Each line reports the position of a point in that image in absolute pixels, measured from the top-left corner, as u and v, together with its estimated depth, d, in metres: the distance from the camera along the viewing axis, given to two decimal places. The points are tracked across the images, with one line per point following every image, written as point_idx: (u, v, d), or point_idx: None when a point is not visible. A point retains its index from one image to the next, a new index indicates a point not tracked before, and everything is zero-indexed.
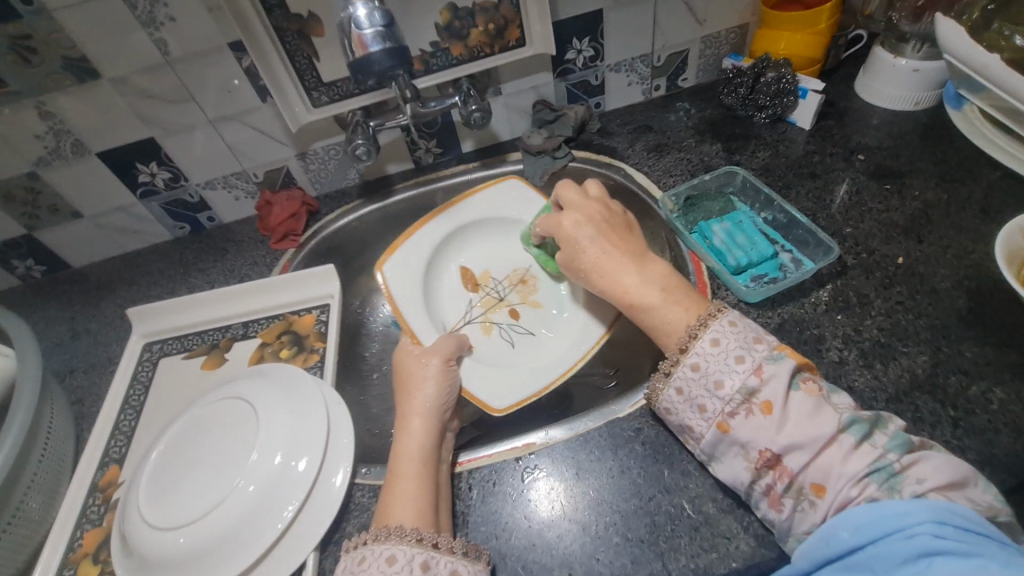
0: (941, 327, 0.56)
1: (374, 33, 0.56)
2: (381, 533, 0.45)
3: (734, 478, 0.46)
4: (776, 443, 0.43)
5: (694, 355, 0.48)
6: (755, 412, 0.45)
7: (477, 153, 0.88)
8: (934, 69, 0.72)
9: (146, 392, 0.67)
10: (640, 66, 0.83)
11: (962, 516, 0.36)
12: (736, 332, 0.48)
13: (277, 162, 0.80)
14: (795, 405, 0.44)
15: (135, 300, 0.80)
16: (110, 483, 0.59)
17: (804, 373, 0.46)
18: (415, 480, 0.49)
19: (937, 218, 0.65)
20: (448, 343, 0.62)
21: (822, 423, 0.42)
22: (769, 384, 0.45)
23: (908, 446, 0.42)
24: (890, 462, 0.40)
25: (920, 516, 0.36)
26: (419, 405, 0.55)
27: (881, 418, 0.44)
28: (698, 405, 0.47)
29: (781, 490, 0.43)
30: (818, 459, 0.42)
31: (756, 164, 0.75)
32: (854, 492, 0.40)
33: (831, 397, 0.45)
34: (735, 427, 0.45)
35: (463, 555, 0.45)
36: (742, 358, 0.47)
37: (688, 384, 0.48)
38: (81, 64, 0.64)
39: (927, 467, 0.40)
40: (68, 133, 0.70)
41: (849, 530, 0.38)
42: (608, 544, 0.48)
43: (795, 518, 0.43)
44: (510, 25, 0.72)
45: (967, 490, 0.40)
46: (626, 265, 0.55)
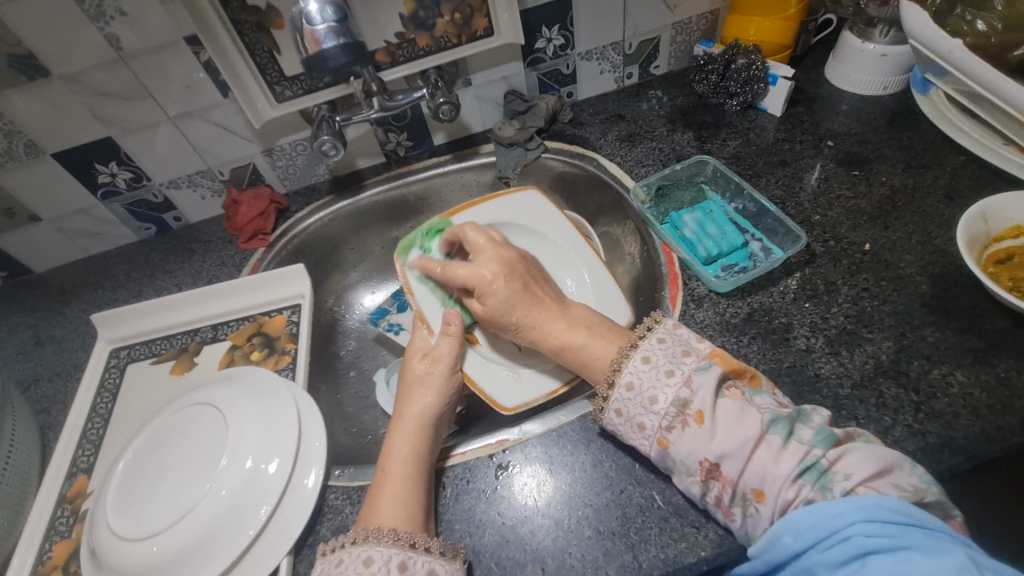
0: (905, 313, 0.57)
1: (328, 28, 0.54)
2: (359, 535, 0.45)
3: (687, 488, 0.46)
4: (712, 452, 0.43)
5: (626, 375, 0.48)
6: (690, 423, 0.44)
7: (449, 145, 0.86)
8: (901, 54, 0.72)
9: (114, 400, 0.66)
10: (611, 54, 0.82)
11: (891, 508, 0.36)
12: (665, 346, 0.48)
13: (242, 159, 0.78)
14: (722, 413, 0.44)
15: (99, 304, 0.78)
16: (79, 493, 0.58)
17: (730, 380, 0.46)
18: (402, 482, 0.49)
19: (903, 204, 0.65)
20: (452, 347, 0.58)
21: (747, 426, 0.42)
22: (699, 394, 0.45)
23: (832, 439, 0.42)
24: (817, 459, 0.40)
25: (851, 516, 0.37)
26: (416, 413, 0.54)
27: (803, 413, 0.44)
28: (637, 424, 0.47)
29: (727, 499, 0.43)
30: (750, 463, 0.42)
31: (727, 152, 0.75)
32: (789, 495, 0.40)
33: (755, 398, 0.45)
34: (674, 441, 0.45)
35: (440, 554, 0.45)
36: (672, 371, 0.47)
37: (625, 404, 0.48)
38: (28, 62, 0.62)
39: (852, 460, 0.40)
40: (20, 134, 0.67)
41: (791, 535, 0.38)
42: (580, 537, 0.48)
43: (749, 524, 0.43)
44: (476, 14, 0.71)
45: (893, 476, 0.40)
46: (549, 316, 0.56)
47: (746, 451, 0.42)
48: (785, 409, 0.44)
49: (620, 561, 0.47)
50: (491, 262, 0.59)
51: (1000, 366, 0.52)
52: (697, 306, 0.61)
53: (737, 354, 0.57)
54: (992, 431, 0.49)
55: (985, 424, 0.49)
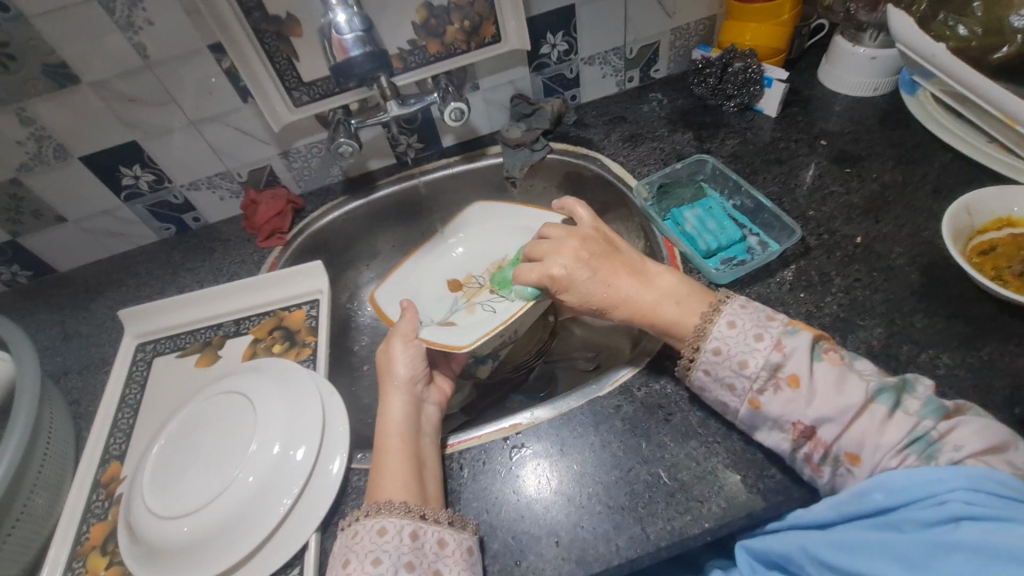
0: (895, 301, 0.60)
1: (354, 37, 0.57)
2: (372, 508, 0.48)
3: (775, 445, 0.49)
4: (807, 416, 0.47)
5: (712, 340, 0.51)
6: (782, 386, 0.48)
7: (458, 147, 0.90)
8: (890, 57, 0.76)
9: (142, 391, 0.69)
10: (614, 59, 0.85)
11: (1001, 483, 0.39)
12: (748, 312, 0.52)
13: (259, 161, 0.82)
14: (820, 376, 0.47)
15: (124, 301, 0.81)
16: (112, 479, 0.61)
17: (824, 343, 0.49)
18: (399, 453, 0.53)
19: (893, 199, 0.69)
20: (410, 321, 0.64)
21: (850, 394, 0.46)
22: (792, 359, 0.48)
23: (941, 411, 0.44)
24: (928, 429, 0.43)
25: (953, 483, 0.40)
26: (394, 386, 0.58)
27: (908, 383, 0.47)
28: (726, 383, 0.51)
29: (818, 458, 0.47)
30: (849, 428, 0.45)
31: (725, 152, 0.78)
32: (893, 462, 0.44)
33: (854, 363, 0.48)
34: (765, 402, 0.49)
35: (449, 525, 0.49)
36: (761, 335, 0.50)
37: (714, 366, 0.51)
38: (60, 70, 0.65)
39: (964, 434, 0.43)
40: (49, 138, 0.71)
41: (883, 492, 0.43)
42: (592, 512, 0.51)
43: (836, 479, 0.47)
44: (485, 22, 0.74)
45: (1009, 454, 0.42)
46: (633, 283, 0.57)
47: (846, 418, 0.45)
48: (891, 379, 0.47)
49: (629, 533, 0.50)
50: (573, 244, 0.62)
51: (984, 349, 0.55)
52: None
53: None
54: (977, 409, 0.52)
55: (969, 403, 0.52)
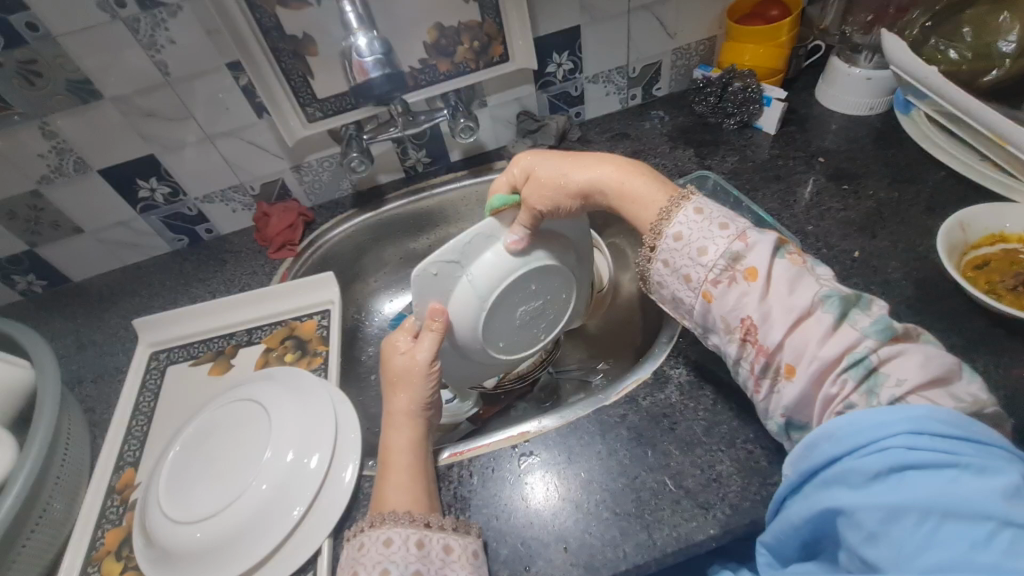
0: (892, 314, 0.62)
1: (374, 60, 0.59)
2: (376, 519, 0.49)
3: (724, 350, 0.48)
4: (755, 313, 0.45)
5: (676, 226, 0.51)
6: (739, 279, 0.46)
7: (465, 162, 0.92)
8: (883, 78, 0.79)
9: (156, 399, 0.70)
10: (617, 78, 0.88)
11: (942, 421, 0.35)
12: (700, 221, 0.50)
13: (272, 174, 0.84)
14: (779, 273, 0.45)
15: (137, 310, 0.83)
16: (127, 485, 0.62)
17: (789, 247, 0.48)
18: (406, 470, 0.54)
19: (889, 215, 0.71)
20: (434, 341, 0.59)
21: (801, 296, 0.44)
22: (753, 251, 0.46)
23: (890, 333, 0.41)
24: (867, 353, 0.40)
25: (897, 428, 0.36)
26: (404, 409, 0.58)
27: (864, 300, 0.44)
28: (683, 275, 0.50)
29: (760, 369, 0.45)
30: (794, 334, 0.43)
31: (726, 168, 0.81)
32: (833, 389, 0.41)
33: (816, 270, 0.47)
34: (718, 295, 0.47)
35: (455, 531, 0.50)
36: (725, 225, 0.49)
37: (673, 255, 0.50)
38: (84, 86, 0.68)
39: (903, 365, 0.40)
40: (70, 151, 0.73)
41: (829, 441, 0.38)
42: (599, 518, 0.52)
43: (772, 396, 0.45)
44: (494, 42, 0.77)
45: (952, 387, 0.40)
46: (598, 160, 0.58)
47: (793, 321, 0.43)
48: (847, 292, 0.44)
49: (636, 539, 0.51)
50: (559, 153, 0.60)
51: (978, 360, 0.57)
52: None
53: None
54: None
55: None
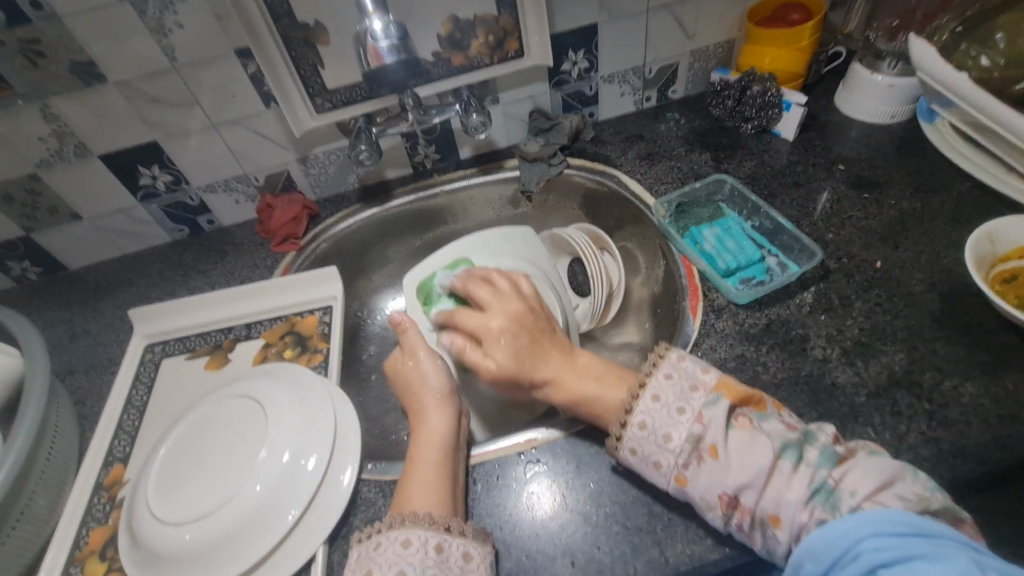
0: (916, 327, 0.59)
1: (389, 44, 0.57)
2: (395, 520, 0.47)
3: (708, 520, 0.47)
4: (728, 486, 0.44)
5: (638, 414, 0.49)
6: (704, 459, 0.46)
7: (475, 159, 0.90)
8: (907, 85, 0.77)
9: (149, 392, 0.68)
10: (633, 78, 0.86)
11: (896, 521, 0.39)
12: (672, 383, 0.50)
13: (277, 166, 0.82)
14: (733, 443, 0.46)
15: (133, 301, 0.81)
16: (115, 481, 0.60)
17: (740, 408, 0.48)
18: (431, 468, 0.52)
19: (912, 225, 0.69)
20: (416, 334, 0.62)
21: (758, 454, 0.44)
22: (710, 428, 0.46)
23: (834, 458, 0.44)
24: (823, 479, 0.43)
25: (859, 533, 0.39)
26: (432, 398, 0.58)
27: (811, 434, 0.46)
28: (654, 462, 0.48)
29: (747, 525, 0.45)
30: (766, 490, 0.44)
31: (743, 173, 0.78)
32: (805, 516, 0.42)
33: (763, 424, 0.47)
34: (691, 479, 0.46)
35: (473, 537, 0.47)
36: (682, 408, 0.48)
37: (640, 443, 0.49)
38: (87, 68, 0.66)
39: (856, 476, 0.42)
40: (71, 135, 0.71)
41: (811, 560, 0.40)
42: (608, 532, 0.50)
43: (769, 544, 0.44)
44: (509, 37, 0.75)
45: (897, 488, 0.42)
46: (560, 366, 0.55)
47: (762, 479, 0.44)
48: (795, 432, 0.46)
49: (647, 556, 0.48)
50: (499, 309, 0.58)
51: (1008, 379, 0.54)
52: (717, 317, 0.64)
53: (756, 363, 0.59)
54: (1002, 441, 0.51)
55: (994, 433, 0.51)
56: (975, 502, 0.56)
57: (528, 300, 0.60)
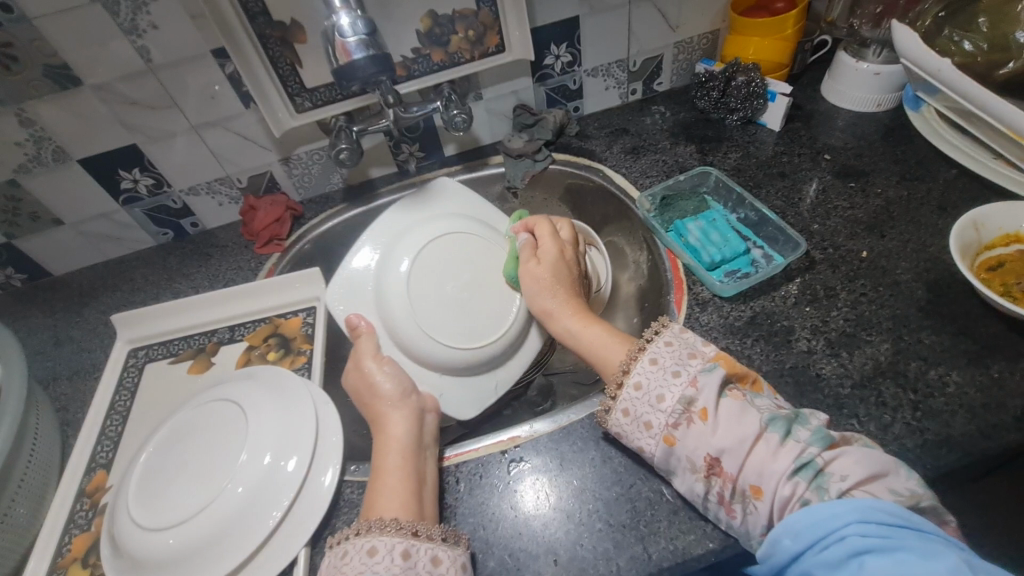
0: (902, 316, 0.59)
1: (357, 40, 0.56)
2: (364, 526, 0.47)
3: (690, 488, 0.47)
4: (712, 448, 0.45)
5: (635, 375, 0.51)
6: (694, 420, 0.47)
7: (460, 156, 0.89)
8: (894, 73, 0.76)
9: (132, 398, 0.67)
10: (616, 71, 0.85)
11: (886, 512, 0.38)
12: (672, 350, 0.51)
13: (260, 167, 0.81)
14: (724, 411, 0.46)
15: (118, 306, 0.80)
16: (98, 488, 0.59)
17: (733, 383, 0.48)
18: (390, 472, 0.51)
19: (898, 214, 0.68)
20: (370, 340, 0.63)
21: (747, 424, 0.45)
22: (703, 393, 0.47)
23: (827, 440, 0.43)
24: (813, 457, 0.42)
25: (847, 517, 0.38)
26: (384, 403, 0.57)
27: (804, 415, 0.46)
28: (644, 422, 0.49)
29: (728, 496, 0.45)
30: (748, 460, 0.44)
31: (728, 165, 0.78)
32: (787, 491, 0.42)
33: (756, 400, 0.47)
34: (679, 438, 0.47)
35: (443, 541, 0.47)
36: (678, 372, 0.49)
37: (634, 403, 0.50)
38: (62, 72, 0.65)
39: (848, 463, 0.42)
40: (49, 140, 0.70)
41: (790, 537, 0.40)
42: (591, 530, 0.50)
43: (748, 521, 0.44)
44: (489, 31, 0.74)
45: (890, 482, 0.42)
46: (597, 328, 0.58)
47: (744, 448, 0.44)
48: (784, 410, 0.46)
49: (630, 553, 0.48)
50: (551, 252, 0.64)
51: (994, 367, 0.54)
52: (701, 310, 0.63)
53: (741, 356, 0.59)
54: (988, 430, 0.50)
55: (980, 422, 0.51)
56: (964, 491, 0.56)
57: (565, 245, 0.65)
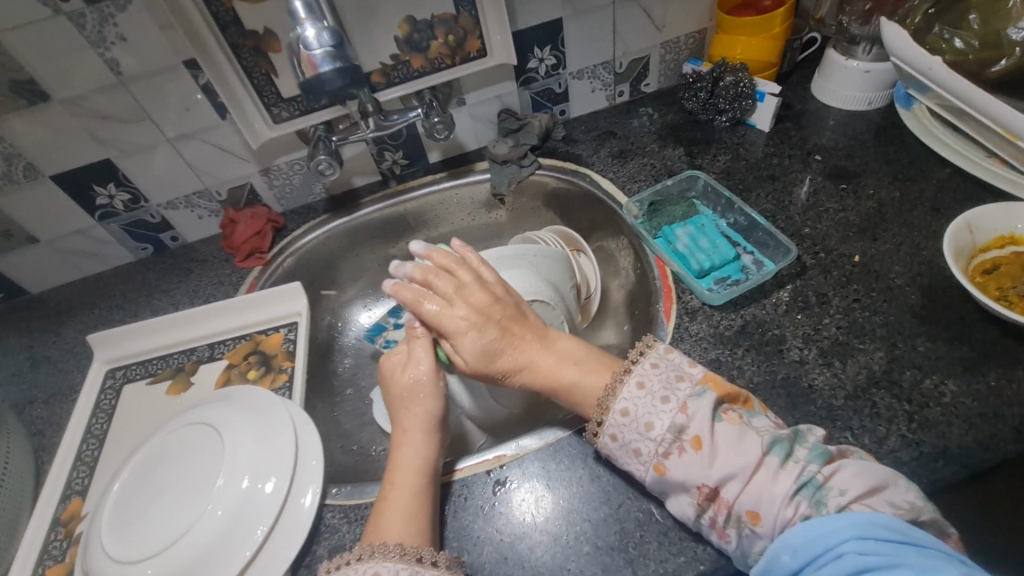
0: (896, 323, 0.57)
1: (325, 53, 0.55)
2: (364, 552, 0.45)
3: (681, 511, 0.45)
4: (712, 478, 0.43)
5: (621, 400, 0.48)
6: (686, 448, 0.45)
7: (444, 163, 0.87)
8: (884, 71, 0.74)
9: (109, 420, 0.66)
10: (602, 73, 0.84)
11: (885, 527, 0.37)
12: (658, 371, 0.49)
13: (238, 179, 0.79)
14: (721, 434, 0.44)
15: (95, 324, 0.78)
16: (73, 516, 0.58)
17: (726, 403, 0.47)
18: (407, 492, 0.50)
19: (891, 216, 0.66)
20: (424, 346, 0.57)
21: (747, 451, 0.43)
22: (695, 418, 0.45)
23: (826, 456, 0.43)
24: (813, 474, 0.42)
25: (844, 534, 0.37)
26: (419, 422, 0.54)
27: (801, 433, 0.45)
28: (633, 448, 0.47)
29: (721, 519, 0.43)
30: (750, 484, 0.43)
31: (717, 167, 0.76)
32: (788, 513, 0.41)
33: (752, 421, 0.46)
34: (670, 467, 0.45)
35: (446, 567, 0.45)
36: (667, 398, 0.47)
37: (620, 429, 0.48)
38: (29, 87, 0.63)
39: (847, 476, 0.42)
40: (19, 157, 0.68)
41: (788, 553, 0.39)
42: (579, 553, 0.48)
43: (743, 544, 0.43)
44: (470, 36, 0.73)
45: (889, 494, 0.41)
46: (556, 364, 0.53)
47: (746, 473, 0.43)
48: (783, 430, 0.45)
49: None
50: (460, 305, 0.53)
51: (991, 374, 0.53)
52: (691, 320, 0.62)
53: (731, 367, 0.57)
54: (985, 440, 0.49)
55: (977, 433, 0.49)
56: (960, 500, 0.54)
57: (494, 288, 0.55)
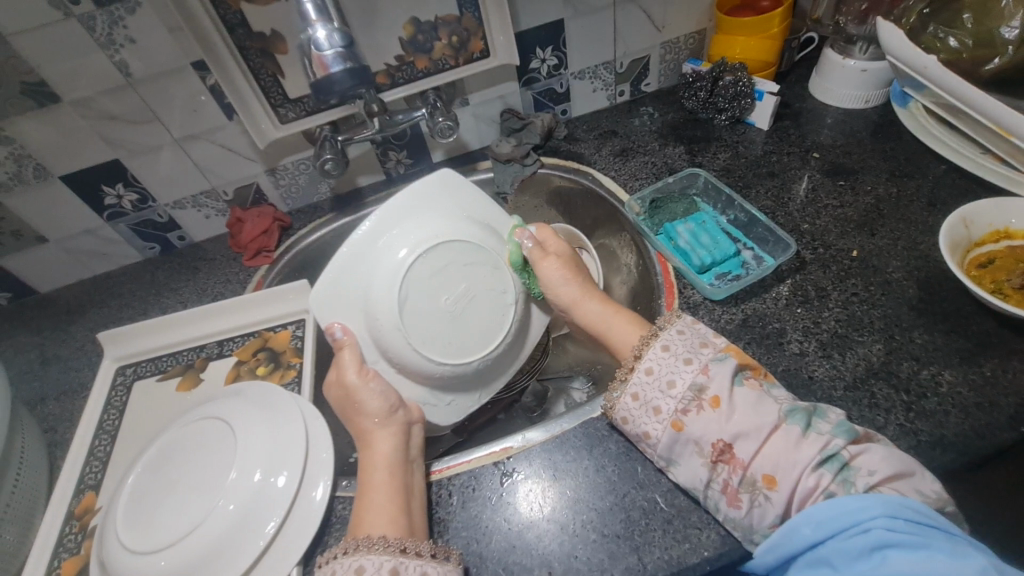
0: (893, 316, 0.59)
1: (334, 54, 0.56)
2: (350, 545, 0.46)
3: (695, 477, 0.47)
4: (727, 433, 0.46)
5: (646, 360, 0.52)
6: (705, 407, 0.47)
7: (448, 162, 0.89)
8: (880, 69, 0.75)
9: (120, 416, 0.66)
10: (604, 73, 0.85)
11: (914, 509, 0.38)
12: (684, 337, 0.52)
13: (245, 179, 0.80)
14: (740, 399, 0.47)
15: (105, 323, 0.79)
16: (87, 510, 0.59)
17: (747, 372, 0.49)
18: (381, 487, 0.51)
19: (888, 211, 0.68)
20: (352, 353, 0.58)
21: (764, 414, 0.45)
22: (715, 380, 0.48)
23: (852, 433, 0.44)
24: (839, 450, 0.43)
25: (875, 511, 0.38)
26: (370, 420, 0.56)
27: (821, 409, 0.46)
28: (653, 408, 0.49)
29: (737, 483, 0.45)
30: (764, 447, 0.45)
31: (717, 165, 0.77)
32: (810, 483, 0.42)
33: (772, 391, 0.48)
34: (687, 424, 0.47)
35: (432, 557, 0.47)
36: (690, 359, 0.50)
37: (643, 388, 0.51)
38: (40, 89, 0.64)
39: (874, 458, 0.43)
40: (29, 157, 0.69)
41: (810, 526, 0.40)
42: (586, 541, 0.49)
43: (754, 513, 0.44)
44: (473, 37, 0.74)
45: (915, 481, 0.42)
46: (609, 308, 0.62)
47: (761, 436, 0.45)
48: (803, 403, 0.47)
49: (625, 563, 0.48)
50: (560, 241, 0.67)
51: (986, 365, 0.54)
52: (692, 314, 0.63)
53: None
54: (981, 428, 0.50)
55: (973, 422, 0.51)
56: (958, 488, 0.55)
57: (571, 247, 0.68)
